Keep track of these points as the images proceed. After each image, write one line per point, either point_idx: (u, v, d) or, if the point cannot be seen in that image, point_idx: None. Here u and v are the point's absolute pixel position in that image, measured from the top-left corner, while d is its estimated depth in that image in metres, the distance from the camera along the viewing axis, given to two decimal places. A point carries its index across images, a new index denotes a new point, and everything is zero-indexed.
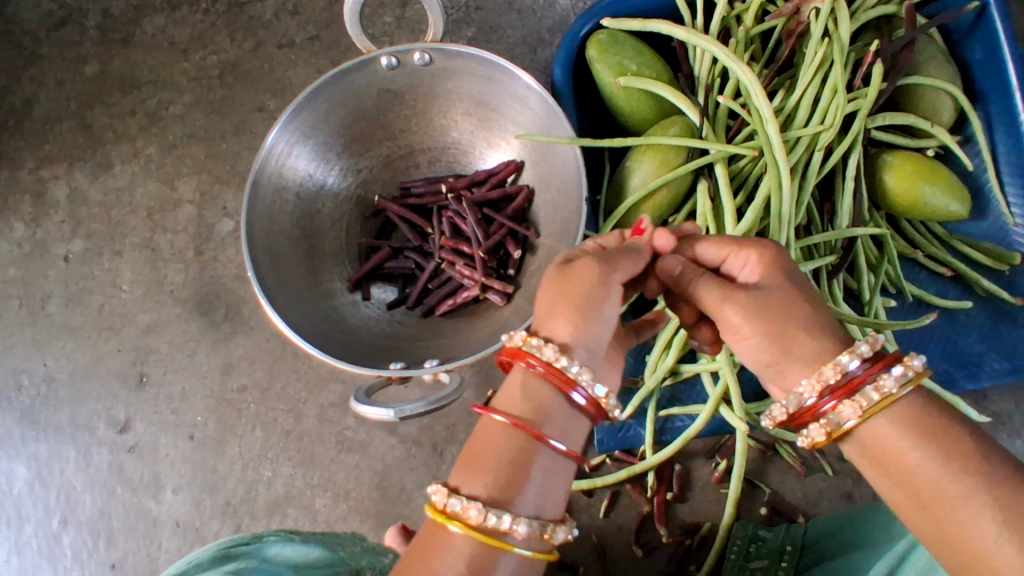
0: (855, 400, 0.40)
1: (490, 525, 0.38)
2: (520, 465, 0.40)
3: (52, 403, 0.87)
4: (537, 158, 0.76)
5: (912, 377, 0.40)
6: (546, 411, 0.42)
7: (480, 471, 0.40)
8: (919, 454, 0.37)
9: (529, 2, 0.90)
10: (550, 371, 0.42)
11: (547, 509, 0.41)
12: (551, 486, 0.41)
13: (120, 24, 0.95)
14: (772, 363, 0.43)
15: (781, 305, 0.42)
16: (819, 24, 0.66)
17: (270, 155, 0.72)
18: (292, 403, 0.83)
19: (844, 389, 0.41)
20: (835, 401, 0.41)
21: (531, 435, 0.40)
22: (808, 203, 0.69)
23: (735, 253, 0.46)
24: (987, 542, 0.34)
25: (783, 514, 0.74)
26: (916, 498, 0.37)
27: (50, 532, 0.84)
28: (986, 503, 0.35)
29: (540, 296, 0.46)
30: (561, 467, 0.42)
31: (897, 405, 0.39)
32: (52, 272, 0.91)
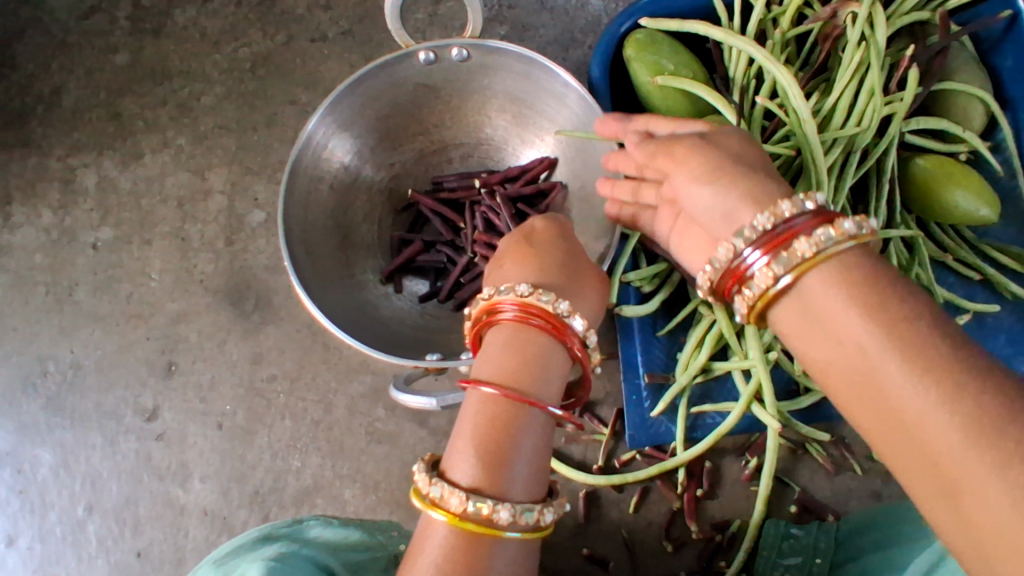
0: (793, 248, 0.43)
1: (472, 508, 0.43)
2: (506, 433, 0.45)
3: (78, 390, 0.87)
4: (572, 154, 0.77)
5: (847, 236, 0.42)
6: (542, 377, 0.48)
7: (468, 447, 0.45)
8: (866, 335, 0.38)
9: (561, 2, 0.91)
10: (527, 313, 0.48)
11: (533, 490, 0.46)
12: (535, 462, 0.46)
13: (152, 15, 0.96)
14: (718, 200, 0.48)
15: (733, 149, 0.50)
16: (857, 28, 0.67)
17: (308, 145, 0.73)
18: (323, 394, 0.83)
19: (776, 243, 0.44)
20: (769, 252, 0.44)
21: (516, 398, 0.46)
22: (844, 205, 0.69)
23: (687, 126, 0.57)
24: (941, 436, 0.34)
25: (813, 513, 0.74)
26: (878, 399, 0.37)
27: (75, 519, 0.84)
28: (945, 411, 0.35)
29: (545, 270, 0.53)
30: (546, 438, 0.47)
31: (835, 260, 0.42)
32: (80, 259, 0.91)
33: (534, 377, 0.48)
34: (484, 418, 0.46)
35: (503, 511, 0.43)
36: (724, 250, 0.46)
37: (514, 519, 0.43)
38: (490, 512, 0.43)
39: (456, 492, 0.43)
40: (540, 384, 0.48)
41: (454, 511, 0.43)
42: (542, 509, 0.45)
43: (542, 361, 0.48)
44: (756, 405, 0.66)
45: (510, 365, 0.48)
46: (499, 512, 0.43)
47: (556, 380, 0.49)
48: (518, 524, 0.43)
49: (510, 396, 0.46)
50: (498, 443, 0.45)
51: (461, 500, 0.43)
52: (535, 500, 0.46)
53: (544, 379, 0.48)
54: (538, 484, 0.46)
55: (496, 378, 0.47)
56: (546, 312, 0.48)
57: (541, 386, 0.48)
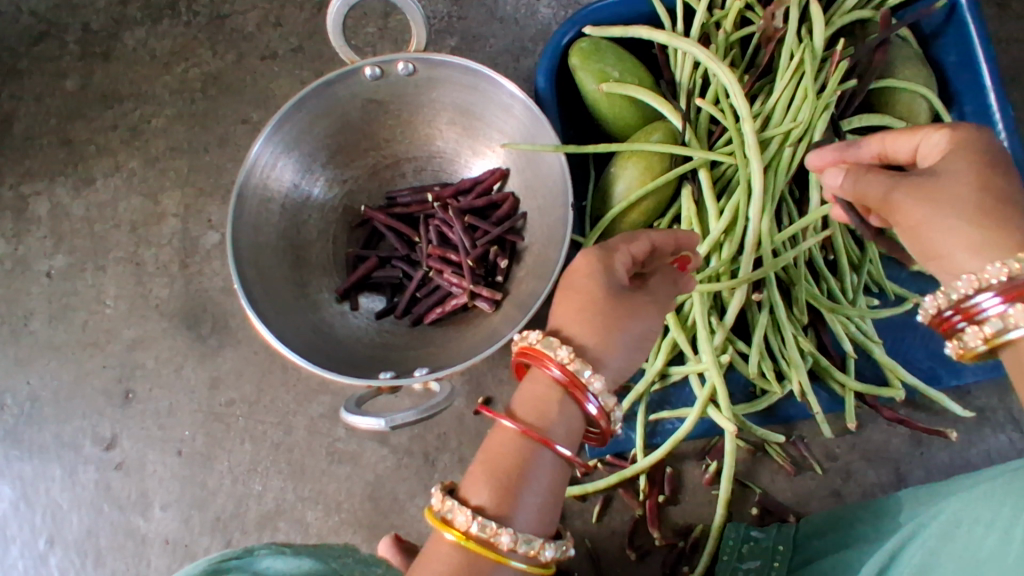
0: (1014, 310, 0.42)
1: (482, 533, 0.43)
2: (526, 470, 0.45)
3: (37, 422, 0.87)
4: (522, 165, 0.77)
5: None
6: (563, 423, 0.47)
7: (486, 477, 0.45)
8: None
9: (511, 11, 0.91)
10: (563, 373, 0.47)
11: (540, 524, 0.45)
12: (548, 502, 0.46)
13: (101, 38, 0.95)
14: (942, 254, 0.46)
15: (977, 182, 0.45)
16: (792, 30, 0.68)
17: (255, 166, 0.72)
18: (281, 416, 0.84)
19: (1008, 296, 0.42)
20: (1000, 307, 0.42)
21: (537, 441, 0.45)
22: (783, 198, 0.69)
23: (923, 135, 0.49)
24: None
25: (774, 515, 0.76)
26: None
27: (37, 552, 0.84)
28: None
29: (581, 318, 0.51)
30: (561, 478, 0.47)
31: None
32: (35, 289, 0.90)
33: (551, 418, 0.47)
34: (499, 446, 0.46)
35: (505, 535, 0.43)
36: (963, 283, 0.44)
37: (517, 547, 0.43)
38: (493, 533, 0.43)
39: (464, 509, 0.43)
40: (561, 427, 0.47)
41: (461, 528, 0.43)
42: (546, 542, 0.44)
43: (563, 408, 0.48)
44: (712, 408, 0.66)
45: (529, 405, 0.48)
46: (501, 535, 0.43)
47: (577, 428, 0.48)
48: (519, 552, 0.43)
49: (524, 430, 0.45)
50: (510, 471, 0.45)
51: (467, 518, 0.43)
52: (544, 535, 0.46)
53: (565, 421, 0.48)
54: (549, 521, 0.46)
55: (516, 414, 0.48)
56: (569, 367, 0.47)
57: (561, 431, 0.47)
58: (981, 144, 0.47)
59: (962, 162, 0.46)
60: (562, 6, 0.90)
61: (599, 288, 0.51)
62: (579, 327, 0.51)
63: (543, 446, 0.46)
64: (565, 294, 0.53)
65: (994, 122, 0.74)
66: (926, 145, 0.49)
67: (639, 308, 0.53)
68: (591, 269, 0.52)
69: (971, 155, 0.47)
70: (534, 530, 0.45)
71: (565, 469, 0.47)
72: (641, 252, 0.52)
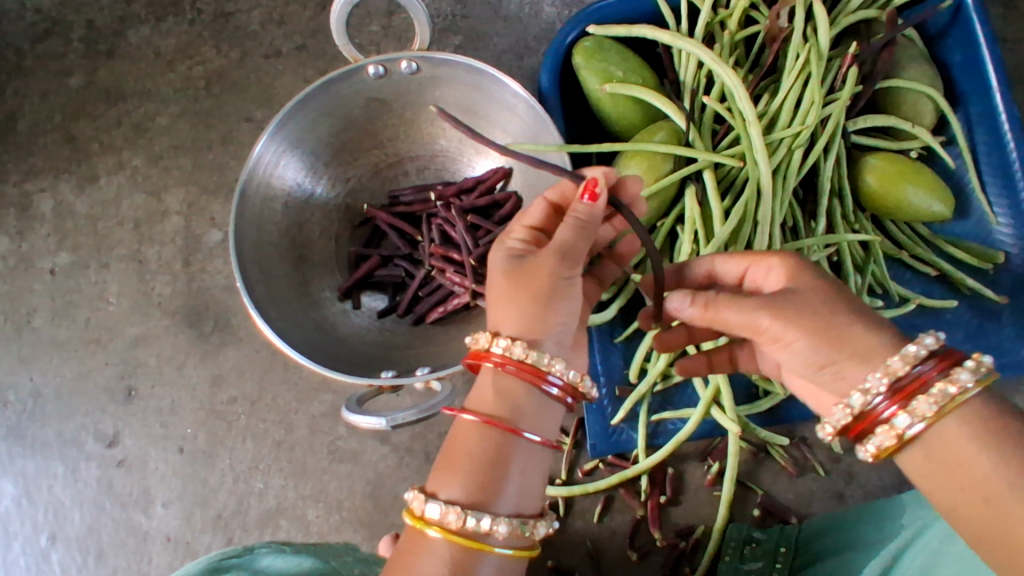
0: (916, 404, 0.40)
1: (448, 520, 0.41)
2: (494, 458, 0.43)
3: (39, 418, 0.87)
4: (525, 164, 0.77)
5: (974, 383, 0.39)
6: (518, 403, 0.45)
7: (453, 468, 0.43)
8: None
9: (515, 10, 0.90)
10: (518, 367, 0.45)
11: (515, 506, 0.43)
12: (521, 483, 0.44)
13: (105, 36, 0.95)
14: (828, 363, 0.42)
15: (820, 295, 0.43)
16: (798, 30, 0.67)
17: (257, 165, 0.72)
18: (283, 414, 0.84)
19: (904, 393, 0.40)
20: (897, 406, 0.41)
21: (502, 429, 0.44)
22: (790, 201, 0.69)
23: (757, 263, 0.48)
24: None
25: (775, 516, 0.76)
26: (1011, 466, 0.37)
27: (38, 549, 0.85)
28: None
29: (494, 299, 0.48)
30: (523, 455, 0.44)
31: (968, 407, 0.39)
32: (38, 285, 0.90)
33: (502, 401, 0.45)
34: (455, 435, 0.45)
35: (452, 515, 0.41)
36: (875, 380, 0.41)
37: (468, 526, 0.41)
38: (440, 514, 0.41)
39: (417, 496, 0.43)
40: (515, 408, 0.45)
41: (415, 514, 0.42)
42: (502, 520, 0.41)
43: (515, 389, 0.45)
44: (715, 409, 0.65)
45: (481, 395, 0.46)
46: (449, 515, 0.41)
47: (544, 411, 0.46)
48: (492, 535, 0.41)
49: (485, 419, 0.44)
50: (463, 454, 0.44)
51: (419, 502, 0.42)
52: (512, 514, 0.43)
53: (519, 402, 0.45)
54: (518, 500, 0.43)
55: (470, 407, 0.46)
56: (517, 358, 0.45)
57: (518, 410, 0.45)
58: (811, 264, 0.46)
59: (806, 278, 0.45)
60: (566, 5, 0.90)
61: (497, 273, 0.48)
62: (494, 307, 0.48)
63: (492, 426, 0.44)
64: (492, 299, 0.48)
65: (1001, 124, 0.74)
66: (762, 273, 0.48)
67: (545, 270, 0.47)
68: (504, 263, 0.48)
69: (814, 272, 0.45)
70: (494, 509, 0.42)
71: (527, 447, 0.44)
72: (536, 220, 0.50)
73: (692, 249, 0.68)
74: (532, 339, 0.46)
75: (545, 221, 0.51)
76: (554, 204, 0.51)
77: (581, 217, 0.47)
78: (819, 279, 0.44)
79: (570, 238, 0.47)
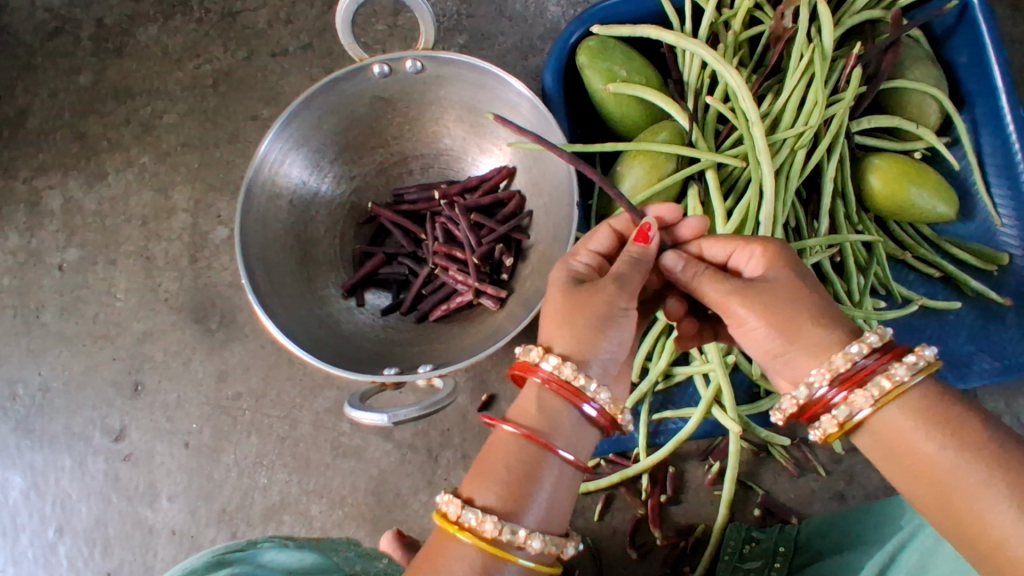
0: (861, 393, 0.41)
1: (486, 531, 0.41)
2: (531, 474, 0.43)
3: (48, 412, 0.88)
4: (529, 163, 0.77)
5: (922, 368, 0.41)
6: (557, 420, 0.45)
7: (489, 479, 0.43)
8: (938, 447, 0.38)
9: (520, 9, 0.91)
10: (563, 385, 0.45)
11: (547, 521, 0.43)
12: (554, 501, 0.43)
13: (114, 34, 0.96)
14: (780, 351, 0.45)
15: (789, 290, 0.45)
16: (801, 30, 0.67)
17: (263, 163, 0.73)
18: (288, 410, 0.85)
19: (851, 381, 0.42)
20: (842, 394, 0.42)
21: (543, 446, 0.43)
22: (793, 201, 0.69)
23: (741, 246, 0.49)
24: (1005, 531, 0.35)
25: (776, 516, 0.77)
26: (935, 484, 0.38)
27: (46, 541, 0.86)
28: (1001, 486, 0.35)
29: (548, 314, 0.49)
30: (554, 474, 0.43)
31: (909, 395, 0.41)
32: (47, 281, 0.91)
33: (543, 417, 0.45)
34: (490, 444, 0.45)
35: (489, 523, 0.41)
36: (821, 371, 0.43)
37: (502, 536, 0.41)
38: (476, 522, 0.41)
39: (452, 499, 0.42)
40: (554, 424, 0.45)
41: (448, 518, 0.42)
42: (536, 534, 0.41)
43: (557, 406, 0.45)
44: (716, 409, 0.65)
45: (522, 406, 0.46)
46: (485, 523, 0.41)
47: (579, 435, 0.46)
48: (526, 549, 0.41)
49: (527, 433, 0.43)
50: (498, 463, 0.43)
51: (455, 507, 0.42)
52: (541, 529, 0.42)
53: (558, 420, 0.45)
54: (547, 517, 0.43)
55: (507, 416, 0.46)
56: (569, 380, 0.45)
57: (555, 428, 0.45)
58: (791, 256, 0.47)
59: (782, 272, 0.46)
60: (571, 5, 0.90)
61: (556, 287, 0.50)
62: (546, 324, 0.48)
63: (530, 440, 0.43)
64: (549, 320, 0.48)
65: (1006, 125, 0.74)
66: (744, 258, 0.49)
67: (601, 298, 0.47)
68: (572, 287, 0.49)
69: (791, 268, 0.46)
70: (526, 521, 0.42)
71: (561, 467, 0.44)
72: (603, 245, 0.53)
73: None
74: (581, 361, 0.46)
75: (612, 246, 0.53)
76: (621, 233, 0.53)
77: (635, 258, 0.49)
78: (796, 275, 0.46)
79: (624, 270, 0.49)
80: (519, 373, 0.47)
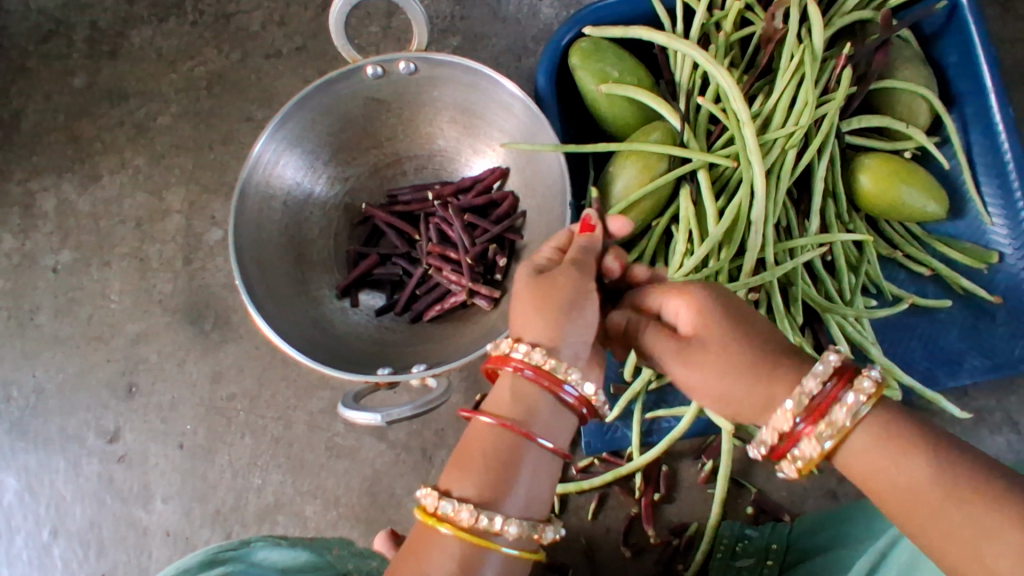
0: (828, 424, 0.40)
1: (474, 525, 0.41)
2: (510, 463, 0.43)
3: (42, 414, 0.88)
4: (522, 164, 0.77)
5: (873, 393, 0.39)
6: (533, 409, 0.45)
7: (468, 471, 0.43)
8: (905, 470, 0.36)
9: (513, 11, 0.91)
10: (538, 373, 0.45)
11: (526, 506, 0.43)
12: (534, 485, 0.44)
13: (108, 37, 0.96)
14: (738, 411, 0.45)
15: (720, 355, 0.44)
16: (792, 31, 0.67)
17: (257, 163, 0.73)
18: (282, 410, 0.85)
19: (815, 413, 0.40)
20: (810, 427, 0.41)
21: (520, 434, 0.43)
22: (784, 202, 0.69)
23: (669, 301, 0.48)
24: (978, 554, 0.33)
25: (769, 514, 0.77)
26: (904, 510, 0.37)
27: (40, 543, 0.86)
28: (969, 506, 0.34)
29: (518, 303, 0.49)
30: (533, 461, 0.44)
31: (866, 423, 0.39)
32: (41, 283, 0.91)
33: (520, 405, 0.45)
34: (468, 436, 0.45)
35: (465, 512, 0.41)
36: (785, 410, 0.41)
37: (480, 524, 0.41)
38: (453, 511, 0.41)
39: (430, 492, 0.42)
40: (530, 413, 0.45)
41: (427, 511, 0.42)
42: (512, 519, 0.41)
43: (533, 394, 0.45)
44: (709, 408, 0.66)
45: (498, 397, 0.46)
46: (461, 513, 0.41)
47: (552, 422, 0.46)
48: (506, 536, 0.41)
49: (503, 422, 0.43)
50: (477, 453, 0.44)
51: (432, 499, 0.42)
52: (520, 515, 0.43)
53: (533, 407, 0.45)
54: (526, 504, 0.43)
55: (485, 409, 0.46)
56: (542, 366, 0.45)
57: (531, 415, 0.45)
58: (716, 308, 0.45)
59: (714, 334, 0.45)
60: (564, 6, 0.91)
61: (523, 283, 0.50)
62: (516, 312, 0.49)
63: (506, 428, 0.44)
64: (523, 306, 0.49)
65: (995, 124, 0.74)
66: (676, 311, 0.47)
67: (566, 280, 0.49)
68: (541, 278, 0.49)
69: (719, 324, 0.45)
70: (504, 508, 0.42)
71: (538, 453, 0.44)
72: (562, 242, 0.54)
73: (686, 249, 0.68)
74: (550, 346, 0.46)
75: (567, 243, 0.54)
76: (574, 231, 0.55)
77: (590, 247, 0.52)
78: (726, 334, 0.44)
79: (580, 257, 0.51)
80: (495, 367, 0.48)
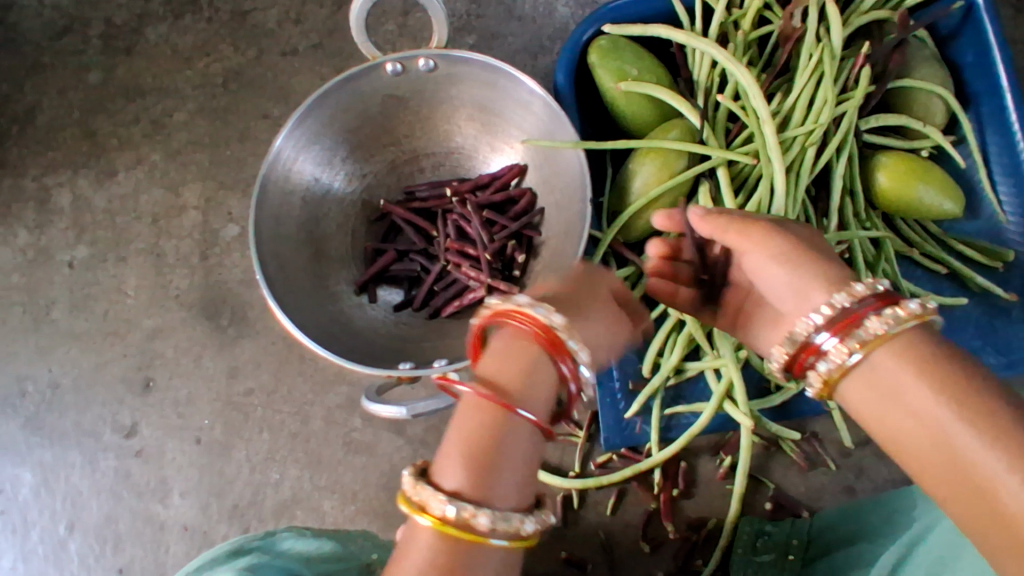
0: (855, 334, 0.41)
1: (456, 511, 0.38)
2: (492, 441, 0.41)
3: (57, 409, 0.88)
4: (540, 161, 0.78)
5: (912, 316, 0.40)
6: (519, 375, 0.43)
7: (449, 452, 0.41)
8: (920, 395, 0.36)
9: (529, 10, 0.92)
10: (531, 330, 0.44)
11: (509, 493, 0.40)
12: (517, 468, 0.41)
13: (123, 33, 0.96)
14: (789, 281, 0.45)
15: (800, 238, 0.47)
16: (810, 30, 0.68)
17: (277, 158, 0.73)
18: (299, 405, 0.85)
19: (842, 325, 0.42)
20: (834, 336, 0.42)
21: (500, 405, 0.41)
22: (803, 199, 0.69)
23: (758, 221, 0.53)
24: (991, 480, 0.33)
25: (787, 510, 0.77)
26: (918, 439, 0.36)
27: (56, 538, 0.86)
28: (982, 434, 0.34)
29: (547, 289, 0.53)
30: (515, 435, 0.41)
31: (894, 342, 0.39)
32: (56, 278, 0.91)
33: (506, 372, 0.43)
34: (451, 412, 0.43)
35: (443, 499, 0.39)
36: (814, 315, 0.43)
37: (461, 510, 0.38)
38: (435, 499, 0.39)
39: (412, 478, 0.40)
40: (514, 381, 0.43)
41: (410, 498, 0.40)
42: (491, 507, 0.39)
43: (520, 361, 0.44)
44: (728, 403, 0.66)
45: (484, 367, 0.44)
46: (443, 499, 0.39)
47: (540, 391, 0.43)
48: (488, 521, 0.39)
49: (483, 393, 0.41)
50: (457, 431, 0.41)
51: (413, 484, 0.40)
52: (503, 501, 0.40)
53: (520, 374, 0.43)
54: (508, 489, 0.40)
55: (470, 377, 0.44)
56: (536, 324, 0.43)
57: (516, 383, 0.43)
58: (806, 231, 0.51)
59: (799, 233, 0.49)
60: (579, 5, 0.91)
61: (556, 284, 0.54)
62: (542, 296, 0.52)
63: (487, 399, 0.41)
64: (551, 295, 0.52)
65: (1010, 124, 0.75)
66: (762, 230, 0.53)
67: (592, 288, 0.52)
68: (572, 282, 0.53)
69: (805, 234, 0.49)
70: (483, 495, 0.39)
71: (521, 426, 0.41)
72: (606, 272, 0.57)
73: None
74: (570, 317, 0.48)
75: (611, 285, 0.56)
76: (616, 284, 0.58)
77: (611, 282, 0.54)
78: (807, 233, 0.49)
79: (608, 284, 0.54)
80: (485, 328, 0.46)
